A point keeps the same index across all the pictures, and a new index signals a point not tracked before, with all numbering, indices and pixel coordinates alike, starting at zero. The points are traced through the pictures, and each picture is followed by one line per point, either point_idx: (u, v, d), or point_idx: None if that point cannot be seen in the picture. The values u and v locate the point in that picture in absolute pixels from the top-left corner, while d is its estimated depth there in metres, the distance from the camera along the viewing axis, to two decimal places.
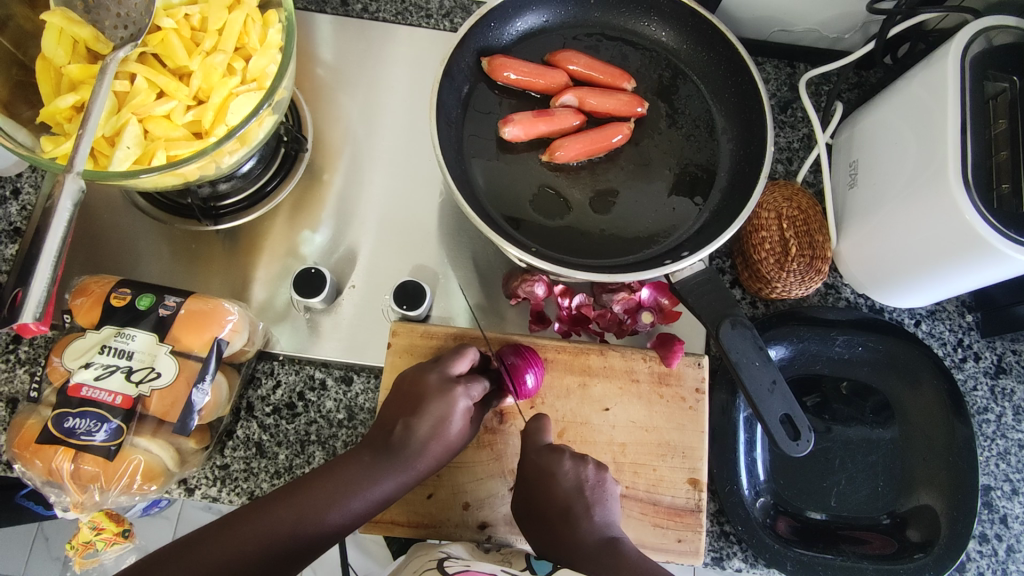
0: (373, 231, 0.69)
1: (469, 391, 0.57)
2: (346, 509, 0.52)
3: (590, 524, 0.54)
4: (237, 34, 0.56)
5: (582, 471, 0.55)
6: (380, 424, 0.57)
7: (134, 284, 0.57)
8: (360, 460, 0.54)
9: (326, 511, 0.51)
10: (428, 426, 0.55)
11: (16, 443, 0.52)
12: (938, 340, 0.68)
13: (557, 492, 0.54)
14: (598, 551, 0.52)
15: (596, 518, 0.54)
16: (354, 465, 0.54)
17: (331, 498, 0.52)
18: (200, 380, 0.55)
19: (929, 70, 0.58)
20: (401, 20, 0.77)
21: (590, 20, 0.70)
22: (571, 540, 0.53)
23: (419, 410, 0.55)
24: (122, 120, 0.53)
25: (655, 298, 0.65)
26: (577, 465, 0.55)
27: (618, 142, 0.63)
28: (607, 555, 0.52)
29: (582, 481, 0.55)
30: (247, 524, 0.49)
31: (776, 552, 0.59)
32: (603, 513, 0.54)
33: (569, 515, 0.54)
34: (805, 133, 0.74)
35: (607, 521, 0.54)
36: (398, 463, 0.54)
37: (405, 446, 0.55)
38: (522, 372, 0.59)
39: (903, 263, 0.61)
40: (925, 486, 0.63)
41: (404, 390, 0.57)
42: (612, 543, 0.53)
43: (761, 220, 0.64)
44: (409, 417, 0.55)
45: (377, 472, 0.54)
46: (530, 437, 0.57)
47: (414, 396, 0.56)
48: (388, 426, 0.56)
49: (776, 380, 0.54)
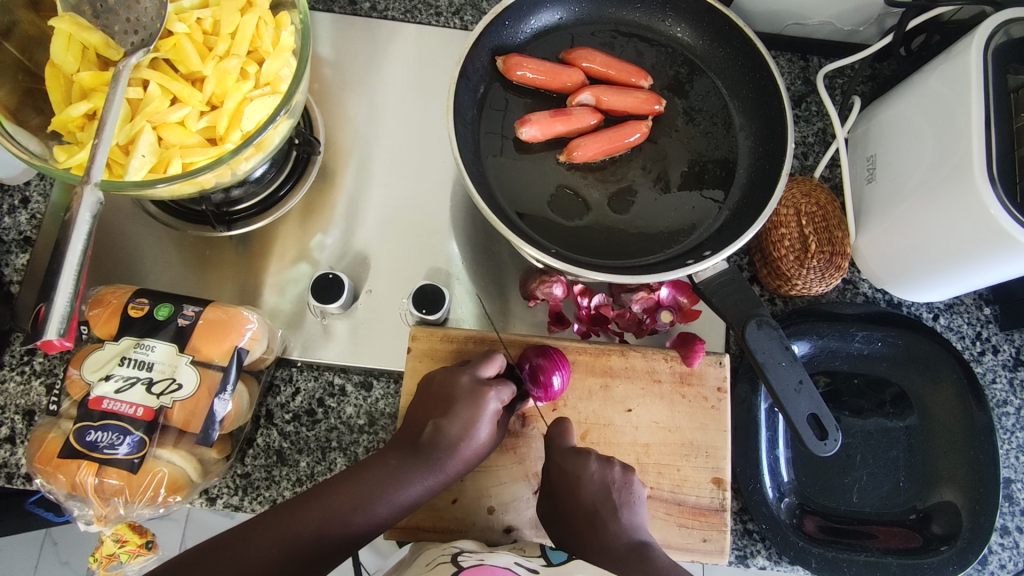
0: (388, 234, 0.68)
1: (499, 395, 0.56)
2: (372, 513, 0.51)
3: (619, 526, 0.54)
4: (249, 38, 0.56)
5: (608, 473, 0.56)
6: (409, 425, 0.56)
7: (152, 294, 0.56)
8: (385, 464, 0.53)
9: (351, 516, 0.50)
10: (458, 428, 0.54)
11: (37, 458, 0.51)
12: (956, 334, 0.68)
13: (580, 495, 0.54)
14: (624, 552, 0.52)
15: (623, 519, 0.54)
16: (380, 468, 0.53)
17: (358, 502, 0.51)
18: (221, 390, 0.54)
19: (950, 64, 0.58)
20: (410, 19, 0.76)
21: (604, 17, 0.69)
22: (594, 543, 0.53)
23: (449, 412, 0.55)
24: (136, 128, 0.52)
25: (674, 297, 0.64)
26: (603, 467, 0.56)
27: (635, 141, 0.63)
28: (632, 555, 0.52)
29: (608, 482, 0.55)
30: (270, 530, 0.49)
31: (801, 549, 0.58)
32: (632, 514, 0.55)
33: (595, 518, 0.54)
34: (820, 128, 0.74)
35: (634, 523, 0.55)
36: (427, 466, 0.54)
37: (434, 449, 0.54)
38: (550, 374, 0.59)
39: (925, 258, 0.60)
40: (948, 482, 0.62)
41: (433, 392, 0.57)
42: (638, 545, 0.53)
43: (781, 216, 0.64)
44: (439, 419, 0.55)
45: (405, 475, 0.53)
46: (553, 441, 0.57)
47: (444, 398, 0.56)
48: (416, 428, 0.55)
49: (802, 380, 0.54)
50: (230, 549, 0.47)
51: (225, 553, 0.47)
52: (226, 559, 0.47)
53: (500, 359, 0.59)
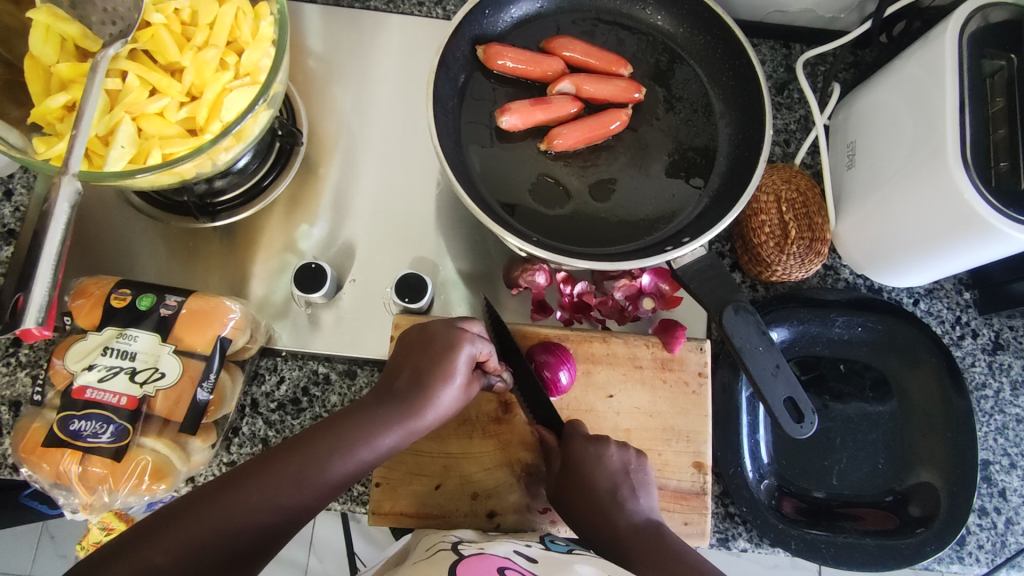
0: (370, 221, 0.69)
1: (475, 343, 0.55)
2: (350, 458, 0.50)
3: (636, 507, 0.55)
4: (228, 28, 0.56)
5: (625, 457, 0.57)
6: (389, 370, 0.56)
7: (134, 284, 0.57)
8: (362, 411, 0.53)
9: (328, 461, 0.49)
10: (435, 377, 0.53)
11: (22, 447, 0.52)
12: (936, 318, 0.69)
13: (604, 480, 0.55)
14: (645, 532, 0.54)
15: (641, 501, 0.55)
16: (360, 414, 0.52)
17: (334, 449, 0.50)
18: (204, 379, 0.55)
19: (926, 50, 0.58)
20: (393, 9, 0.76)
21: (585, 5, 0.69)
22: (616, 524, 0.54)
23: (425, 358, 0.54)
24: (115, 119, 0.52)
25: (655, 284, 0.65)
26: (621, 451, 0.57)
27: (616, 128, 0.63)
28: (652, 533, 0.54)
29: (627, 465, 0.56)
30: (256, 479, 0.47)
31: (780, 531, 0.59)
32: (647, 497, 0.56)
33: (616, 498, 0.55)
34: (802, 115, 0.74)
35: (650, 506, 0.56)
36: (403, 410, 0.53)
37: (412, 394, 0.53)
38: (557, 369, 0.60)
39: (904, 241, 0.60)
40: (926, 464, 0.63)
41: (413, 340, 0.57)
42: (654, 526, 0.54)
43: (761, 203, 0.64)
44: (415, 363, 0.55)
45: (380, 422, 0.52)
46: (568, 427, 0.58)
47: (421, 344, 0.56)
48: (395, 373, 0.55)
49: (780, 364, 0.55)
50: (219, 498, 0.46)
51: (205, 507, 0.45)
52: (213, 510, 0.45)
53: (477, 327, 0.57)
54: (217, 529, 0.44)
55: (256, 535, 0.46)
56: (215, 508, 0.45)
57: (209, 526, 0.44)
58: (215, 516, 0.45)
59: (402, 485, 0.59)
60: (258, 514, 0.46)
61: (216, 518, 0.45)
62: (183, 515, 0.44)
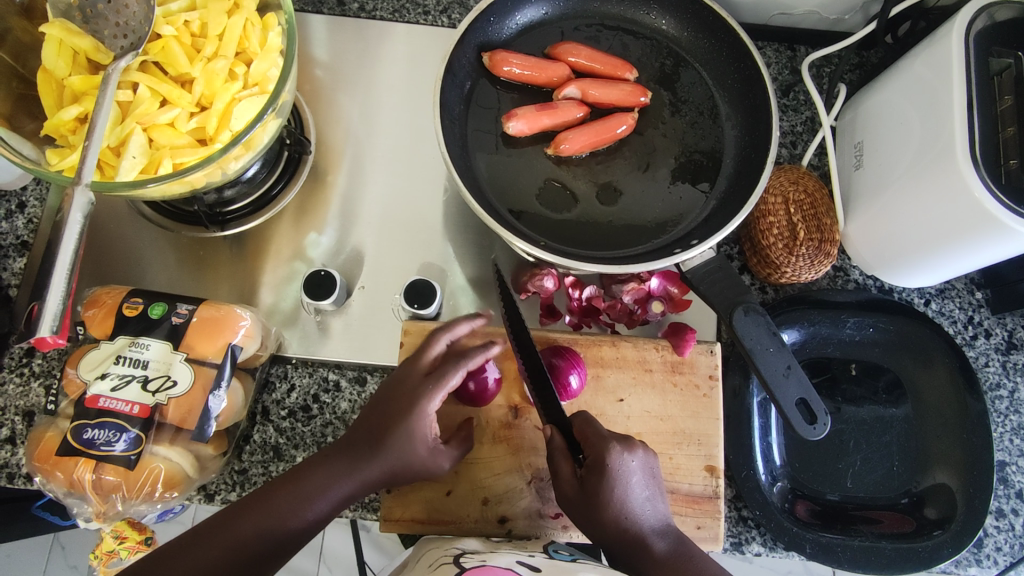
0: (377, 229, 0.69)
1: (441, 390, 0.54)
2: (315, 508, 0.52)
3: (654, 514, 0.53)
4: (237, 39, 0.56)
5: (645, 461, 0.54)
6: (355, 428, 0.55)
7: (146, 293, 0.57)
8: (328, 462, 0.53)
9: (288, 517, 0.51)
10: (400, 428, 0.53)
11: (36, 456, 0.52)
12: (948, 319, 0.68)
13: (631, 491, 0.52)
14: (668, 540, 0.52)
15: (660, 506, 0.53)
16: (320, 468, 0.53)
17: (299, 501, 0.51)
18: (216, 386, 0.55)
19: (933, 49, 0.58)
20: (398, 18, 0.77)
21: (589, 10, 0.70)
22: (640, 535, 0.51)
23: (390, 410, 0.54)
24: (127, 130, 0.53)
25: (664, 287, 0.65)
26: (643, 458, 0.54)
27: (622, 132, 0.63)
28: (675, 542, 0.52)
29: (649, 471, 0.53)
30: (218, 532, 0.49)
31: (795, 534, 0.59)
32: (662, 500, 0.54)
33: (641, 509, 0.52)
34: (808, 116, 0.74)
35: (664, 508, 0.54)
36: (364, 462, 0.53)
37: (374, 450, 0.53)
38: (567, 373, 0.60)
39: (915, 241, 0.60)
40: (941, 464, 0.63)
41: (383, 393, 0.55)
42: (672, 530, 0.53)
43: (768, 205, 0.64)
44: (382, 418, 0.54)
45: (340, 474, 0.53)
46: (597, 434, 0.53)
47: (389, 395, 0.55)
48: (359, 430, 0.55)
49: (791, 365, 0.54)
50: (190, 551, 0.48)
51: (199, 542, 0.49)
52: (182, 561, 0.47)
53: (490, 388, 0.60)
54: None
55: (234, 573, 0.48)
56: (206, 545, 0.48)
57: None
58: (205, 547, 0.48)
59: (413, 491, 0.59)
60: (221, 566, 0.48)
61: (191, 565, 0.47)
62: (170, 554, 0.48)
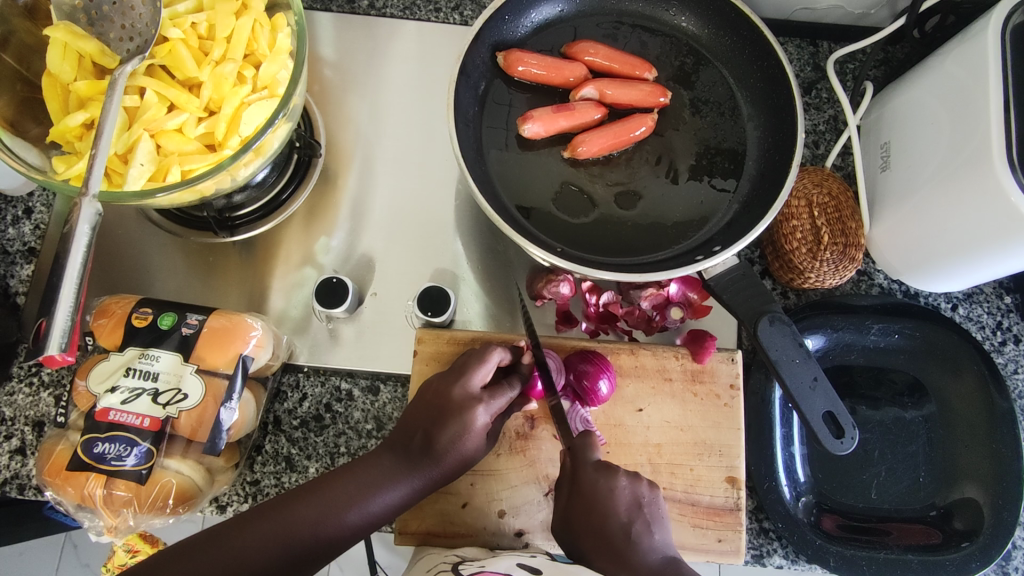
0: (389, 232, 0.68)
1: (491, 407, 0.54)
2: (365, 509, 0.51)
3: (651, 542, 0.50)
4: (245, 41, 0.55)
5: (636, 489, 0.52)
6: (401, 428, 0.55)
7: (155, 303, 0.56)
8: (378, 464, 0.53)
9: (345, 511, 0.50)
10: (447, 438, 0.53)
11: (46, 471, 0.51)
12: (976, 324, 0.66)
13: (612, 513, 0.50)
14: (662, 572, 0.48)
15: (656, 537, 0.51)
16: (373, 467, 0.53)
17: (353, 497, 0.51)
18: (227, 398, 0.54)
19: (966, 46, 0.56)
20: (409, 15, 0.75)
21: (606, 8, 0.68)
22: (629, 561, 0.49)
23: (440, 421, 0.53)
24: (134, 136, 0.52)
25: (684, 293, 0.63)
26: (632, 483, 0.53)
27: (641, 134, 0.61)
28: (671, 572, 0.48)
29: (639, 498, 0.52)
30: (268, 516, 0.49)
31: (819, 547, 0.58)
32: (661, 534, 0.51)
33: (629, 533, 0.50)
34: (831, 115, 0.72)
35: (664, 543, 0.51)
36: (412, 468, 0.53)
37: (422, 459, 0.53)
38: (596, 379, 0.59)
39: (948, 245, 0.58)
40: (969, 478, 0.60)
41: (426, 400, 0.55)
42: (672, 564, 0.49)
43: (792, 208, 0.62)
44: (430, 427, 0.54)
45: (394, 477, 0.53)
46: (579, 457, 0.53)
47: (437, 406, 0.54)
48: (408, 434, 0.54)
49: (818, 377, 0.53)
50: (244, 533, 0.48)
51: (251, 527, 0.48)
52: (228, 548, 0.47)
53: (535, 401, 0.59)
54: (237, 563, 0.47)
55: (283, 562, 0.48)
56: (263, 533, 0.48)
57: (222, 560, 0.47)
58: (263, 534, 0.48)
59: (428, 503, 0.58)
60: (272, 559, 0.47)
61: (236, 552, 0.47)
62: (224, 536, 0.48)
